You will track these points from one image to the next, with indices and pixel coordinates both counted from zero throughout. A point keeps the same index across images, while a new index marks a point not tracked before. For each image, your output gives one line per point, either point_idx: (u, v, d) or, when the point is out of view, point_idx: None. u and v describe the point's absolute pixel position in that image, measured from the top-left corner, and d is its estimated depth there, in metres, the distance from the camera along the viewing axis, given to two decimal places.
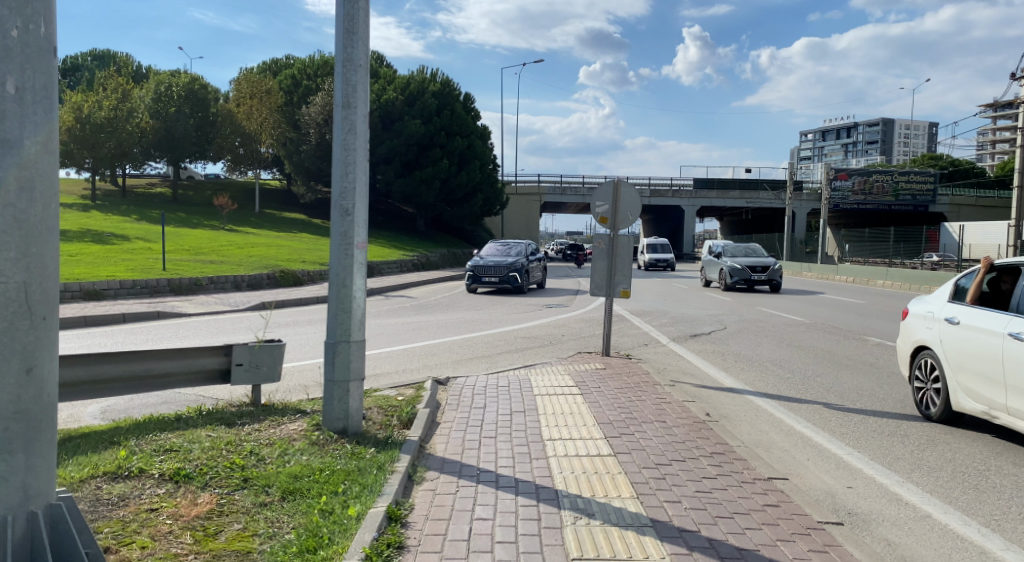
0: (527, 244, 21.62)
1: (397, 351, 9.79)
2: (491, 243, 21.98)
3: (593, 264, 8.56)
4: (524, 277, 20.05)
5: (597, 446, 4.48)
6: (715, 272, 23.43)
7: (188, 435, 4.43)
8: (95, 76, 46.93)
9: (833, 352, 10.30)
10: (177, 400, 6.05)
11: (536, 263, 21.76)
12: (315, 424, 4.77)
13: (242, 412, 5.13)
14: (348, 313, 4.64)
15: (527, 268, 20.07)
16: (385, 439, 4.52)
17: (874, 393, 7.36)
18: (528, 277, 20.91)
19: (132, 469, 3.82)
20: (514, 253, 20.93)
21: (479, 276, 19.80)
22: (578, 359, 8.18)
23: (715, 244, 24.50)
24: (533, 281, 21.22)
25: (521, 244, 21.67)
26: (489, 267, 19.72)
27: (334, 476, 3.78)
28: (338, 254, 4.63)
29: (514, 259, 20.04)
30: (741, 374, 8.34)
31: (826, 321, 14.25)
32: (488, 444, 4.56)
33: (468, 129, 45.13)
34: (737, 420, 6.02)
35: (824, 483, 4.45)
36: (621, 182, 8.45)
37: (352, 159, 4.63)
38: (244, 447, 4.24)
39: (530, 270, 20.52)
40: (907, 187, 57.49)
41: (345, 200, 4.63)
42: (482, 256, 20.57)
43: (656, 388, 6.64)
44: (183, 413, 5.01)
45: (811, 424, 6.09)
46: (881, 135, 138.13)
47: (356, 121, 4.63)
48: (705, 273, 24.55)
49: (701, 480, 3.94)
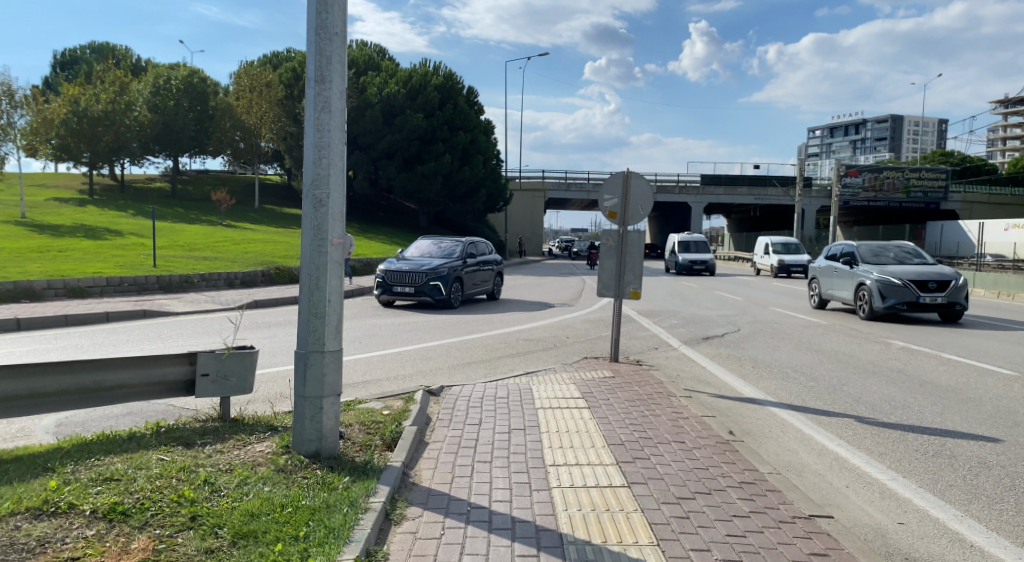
0: (464, 243, 16.71)
1: (390, 355, 9.22)
2: (424, 239, 17.15)
3: (601, 263, 7.94)
4: (449, 288, 15.16)
5: (608, 475, 3.87)
6: (848, 288, 14.43)
7: (136, 459, 3.83)
8: (94, 69, 46.56)
9: (855, 357, 9.67)
10: (140, 414, 5.47)
11: (476, 268, 16.77)
12: (284, 446, 4.19)
13: (205, 431, 4.55)
14: (322, 321, 4.06)
15: (452, 277, 15.25)
16: (362, 465, 3.93)
17: (907, 404, 6.74)
18: (460, 287, 16.09)
19: (60, 504, 3.19)
20: (443, 255, 16.07)
21: (388, 286, 15.07)
22: (584, 366, 7.56)
23: (838, 246, 15.51)
24: (468, 292, 16.40)
25: (455, 243, 16.71)
26: (401, 273, 14.96)
27: (298, 514, 3.16)
28: (310, 251, 4.06)
29: (436, 263, 15.21)
30: (760, 382, 7.75)
31: (843, 322, 13.63)
32: (482, 472, 3.95)
33: (473, 124, 44.40)
34: (761, 437, 5.40)
35: (870, 519, 3.82)
36: (631, 175, 7.83)
37: (327, 142, 4.05)
38: (200, 475, 3.63)
39: (459, 279, 15.70)
40: (917, 183, 56.42)
41: (319, 188, 4.04)
42: (400, 257, 15.76)
43: (668, 399, 6.04)
44: (137, 432, 4.42)
45: (843, 442, 5.46)
46: (889, 131, 136.71)
47: (331, 99, 4.04)
48: (823, 288, 15.75)
49: (733, 520, 3.33)
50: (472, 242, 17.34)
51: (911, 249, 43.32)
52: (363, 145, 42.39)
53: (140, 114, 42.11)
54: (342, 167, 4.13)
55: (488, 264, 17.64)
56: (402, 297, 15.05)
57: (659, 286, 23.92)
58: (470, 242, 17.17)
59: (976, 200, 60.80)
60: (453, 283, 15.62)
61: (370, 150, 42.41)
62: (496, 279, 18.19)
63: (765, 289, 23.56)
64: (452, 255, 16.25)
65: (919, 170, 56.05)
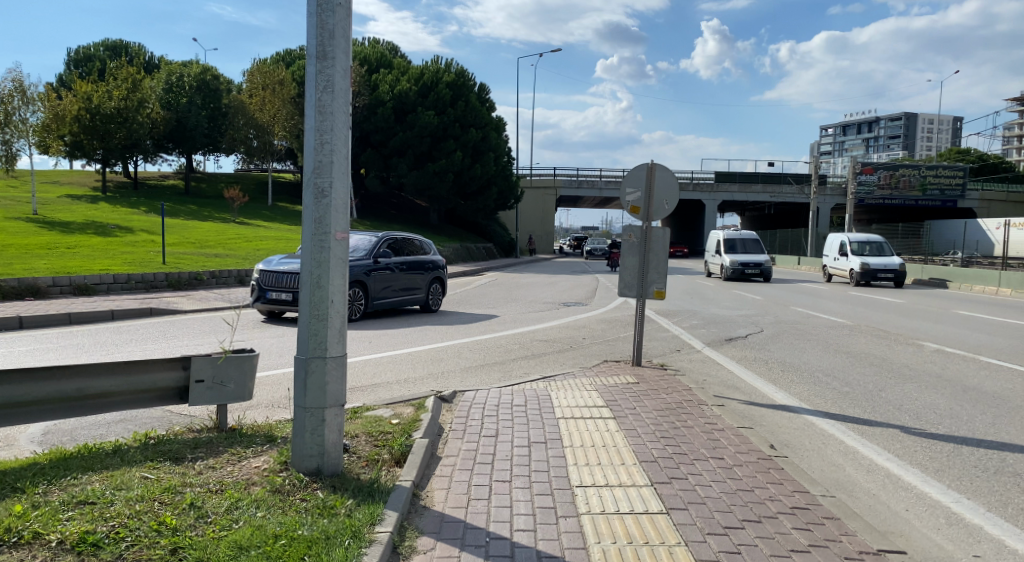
0: (378, 239, 13.11)
1: (401, 357, 8.82)
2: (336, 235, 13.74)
3: (623, 260, 7.51)
4: None
5: (643, 498, 3.46)
6: None
7: (118, 478, 3.45)
8: (107, 66, 46.63)
9: (888, 359, 9.20)
10: (131, 423, 5.10)
11: (392, 272, 13.04)
12: (282, 462, 3.79)
13: (198, 442, 4.16)
14: (325, 323, 3.65)
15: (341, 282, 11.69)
16: (368, 484, 3.53)
17: (955, 411, 6.26)
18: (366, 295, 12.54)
19: (22, 534, 2.79)
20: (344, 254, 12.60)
21: (261, 292, 11.70)
22: (605, 370, 7.13)
23: None
24: (382, 301, 12.84)
25: (366, 239, 13.11)
26: (277, 275, 11.52)
27: (293, 548, 2.75)
28: (311, 246, 3.65)
29: None
30: (792, 386, 7.30)
31: (870, 323, 13.11)
32: (502, 495, 3.53)
33: (485, 121, 43.94)
34: (801, 451, 4.94)
35: (940, 551, 3.36)
36: (656, 167, 7.38)
37: (328, 125, 3.64)
38: (187, 499, 3.25)
39: (358, 285, 12.16)
40: (934, 181, 54.93)
41: (321, 176, 3.63)
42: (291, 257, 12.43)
43: (698, 408, 5.60)
44: (122, 444, 4.04)
45: (892, 454, 4.99)
46: (905, 128, 134.99)
47: (334, 77, 3.64)
48: None
49: (792, 556, 2.89)
50: (395, 239, 13.67)
51: (930, 247, 42.56)
52: (375, 142, 42.11)
53: (153, 111, 42.09)
54: (346, 153, 3.72)
55: (418, 266, 13.87)
56: (277, 305, 11.56)
57: (675, 285, 23.40)
58: (391, 239, 13.49)
59: (996, 198, 59.72)
60: (346, 289, 11.91)
61: (381, 147, 42.11)
62: (433, 286, 14.34)
63: (785, 288, 22.98)
64: (360, 253, 12.79)
65: (936, 167, 54.54)
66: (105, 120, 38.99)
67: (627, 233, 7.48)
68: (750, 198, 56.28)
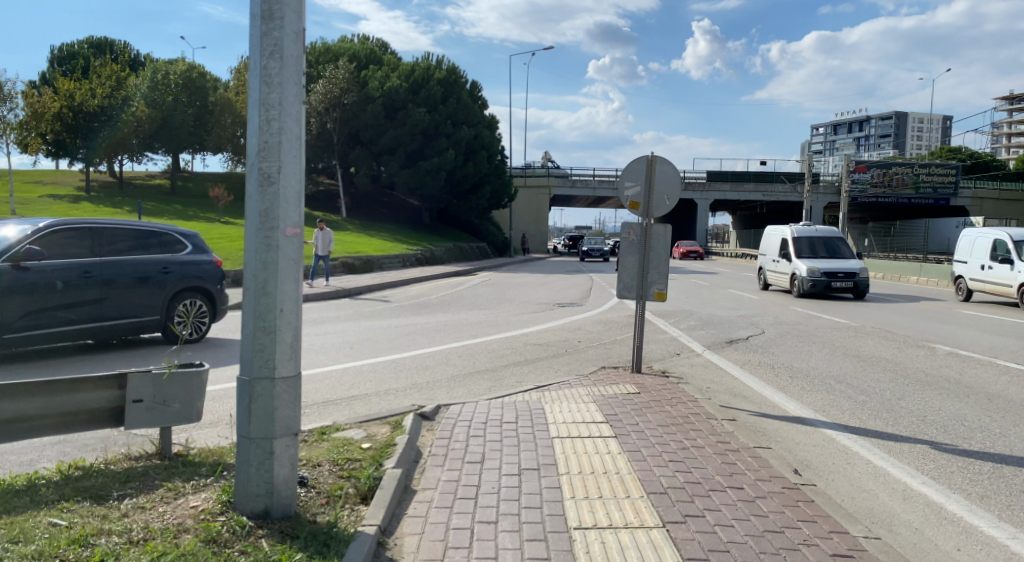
0: (54, 227, 7.63)
1: (383, 364, 8.22)
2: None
3: (622, 260, 6.92)
4: None
5: (654, 545, 2.88)
6: None
7: (17, 526, 2.85)
8: (89, 63, 45.78)
9: (901, 363, 8.64)
10: (62, 449, 4.47)
11: (61, 290, 7.52)
12: (225, 501, 3.20)
13: (129, 475, 3.56)
14: (274, 336, 3.07)
15: None
16: (322, 529, 2.95)
17: (987, 423, 5.68)
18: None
19: None
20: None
21: None
22: (602, 379, 6.55)
23: None
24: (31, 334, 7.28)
25: (14, 226, 7.44)
26: None
27: None
28: (256, 246, 3.06)
29: None
30: (805, 396, 6.74)
31: (876, 324, 12.56)
32: (485, 541, 2.94)
33: (476, 118, 43.27)
34: (824, 473, 4.37)
35: None
36: (657, 159, 6.82)
37: (277, 100, 3.05)
38: (96, 554, 2.65)
39: None
40: (927, 179, 55.38)
41: (266, 162, 3.05)
42: None
43: (707, 421, 5.02)
44: (37, 480, 3.43)
45: (928, 476, 4.41)
46: (895, 127, 135.46)
47: (283, 43, 3.04)
48: None
49: None
50: (99, 229, 8.07)
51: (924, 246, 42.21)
52: (364, 140, 41.44)
53: (137, 109, 41.27)
54: (298, 134, 3.14)
55: (146, 276, 8.38)
56: None
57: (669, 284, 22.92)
58: (84, 229, 7.93)
59: (989, 196, 59.55)
60: None
61: (371, 146, 41.41)
62: (179, 305, 8.80)
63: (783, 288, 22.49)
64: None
65: (929, 166, 54.97)
66: (87, 118, 38.70)
67: (627, 230, 6.87)
68: (743, 196, 55.90)
